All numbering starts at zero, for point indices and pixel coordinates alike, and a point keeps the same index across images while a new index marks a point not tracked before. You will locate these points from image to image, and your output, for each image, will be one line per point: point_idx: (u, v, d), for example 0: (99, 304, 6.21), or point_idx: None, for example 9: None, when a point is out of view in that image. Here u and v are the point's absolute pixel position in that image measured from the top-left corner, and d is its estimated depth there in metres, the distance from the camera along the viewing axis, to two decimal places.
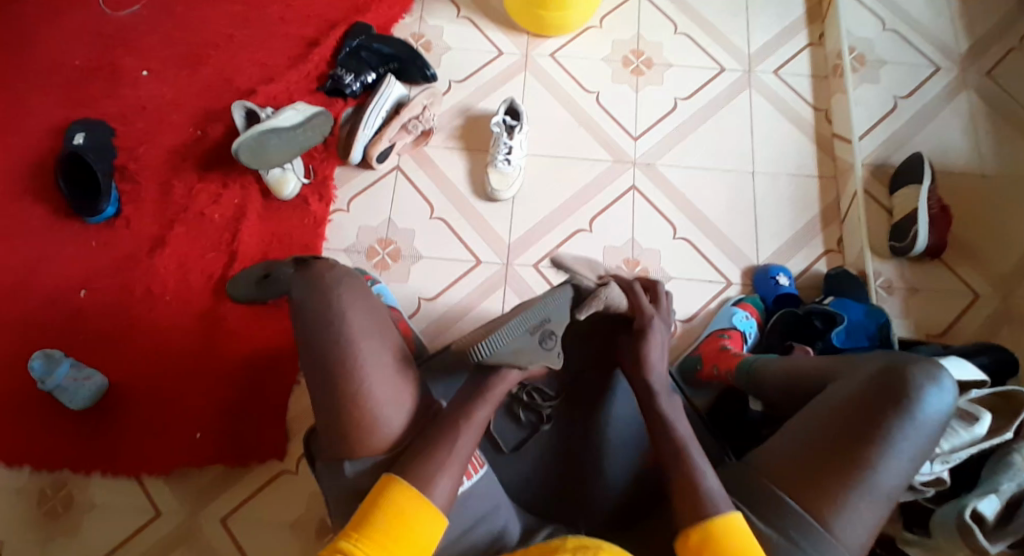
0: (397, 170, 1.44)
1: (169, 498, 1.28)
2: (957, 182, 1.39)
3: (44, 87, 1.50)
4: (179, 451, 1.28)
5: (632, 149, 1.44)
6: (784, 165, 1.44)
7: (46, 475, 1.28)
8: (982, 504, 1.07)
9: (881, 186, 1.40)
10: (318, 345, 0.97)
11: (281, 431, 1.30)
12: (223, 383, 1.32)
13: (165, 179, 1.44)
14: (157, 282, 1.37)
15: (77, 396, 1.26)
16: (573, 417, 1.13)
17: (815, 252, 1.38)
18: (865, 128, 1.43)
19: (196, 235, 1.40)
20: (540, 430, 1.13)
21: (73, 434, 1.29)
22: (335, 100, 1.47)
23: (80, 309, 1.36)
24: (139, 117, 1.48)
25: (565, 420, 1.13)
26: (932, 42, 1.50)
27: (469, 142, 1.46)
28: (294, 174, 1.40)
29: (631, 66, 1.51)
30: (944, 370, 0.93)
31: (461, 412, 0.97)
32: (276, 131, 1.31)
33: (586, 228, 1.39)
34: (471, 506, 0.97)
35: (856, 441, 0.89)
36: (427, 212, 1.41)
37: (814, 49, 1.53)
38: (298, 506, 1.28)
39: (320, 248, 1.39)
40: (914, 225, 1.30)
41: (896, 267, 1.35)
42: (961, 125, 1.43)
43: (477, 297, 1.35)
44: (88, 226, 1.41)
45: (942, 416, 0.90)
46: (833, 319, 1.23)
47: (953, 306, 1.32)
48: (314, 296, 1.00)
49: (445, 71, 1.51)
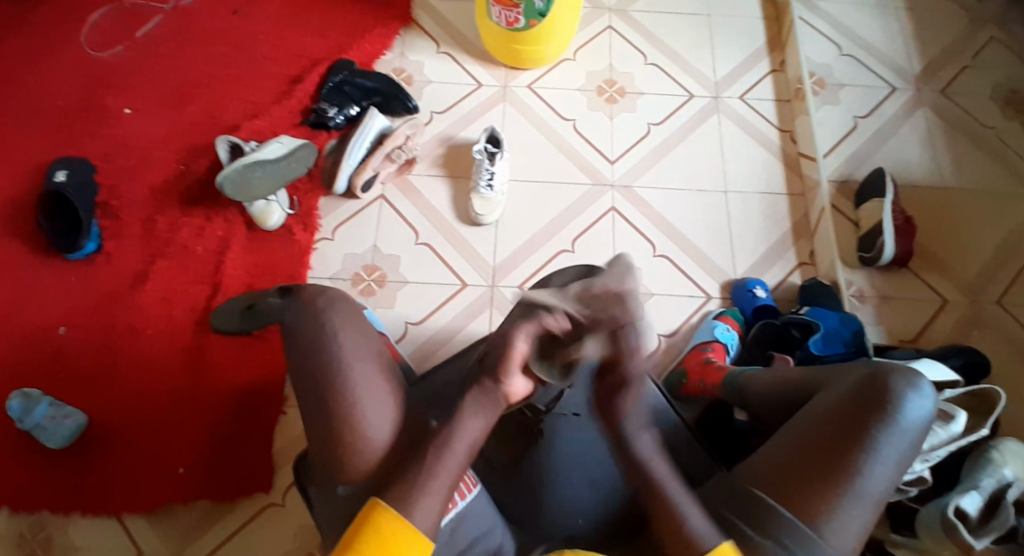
0: (381, 199, 1.46)
1: (156, 539, 1.24)
2: (918, 195, 1.46)
3: (23, 127, 1.50)
4: (165, 486, 1.26)
5: (609, 172, 1.49)
6: (755, 185, 1.50)
7: (24, 518, 1.24)
8: (965, 501, 1.11)
9: (847, 202, 1.46)
10: (310, 372, 0.95)
11: (269, 464, 1.28)
12: (210, 415, 1.30)
13: (147, 215, 1.44)
14: (140, 316, 1.36)
15: (55, 435, 1.24)
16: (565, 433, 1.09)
17: (790, 266, 1.43)
18: (830, 146, 1.51)
19: (180, 268, 1.40)
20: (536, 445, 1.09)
21: (55, 476, 1.26)
22: (319, 133, 1.50)
23: (60, 346, 1.34)
24: (122, 153, 1.48)
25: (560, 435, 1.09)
26: (887, 65, 1.60)
27: (452, 169, 1.49)
28: (278, 206, 1.41)
29: (605, 95, 1.57)
30: (923, 377, 0.97)
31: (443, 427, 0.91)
32: (261, 164, 1.33)
33: (568, 248, 1.42)
34: (467, 526, 0.95)
35: (842, 447, 0.90)
36: (412, 238, 1.43)
37: (776, 75, 1.61)
38: (288, 541, 1.25)
39: (305, 277, 1.40)
40: (880, 235, 1.36)
41: (867, 276, 1.40)
42: (919, 142, 1.51)
43: (464, 319, 1.37)
44: (69, 262, 1.40)
45: (922, 422, 0.93)
46: (810, 328, 1.27)
47: (923, 312, 1.37)
48: (306, 321, 0.98)
49: (425, 102, 1.55)
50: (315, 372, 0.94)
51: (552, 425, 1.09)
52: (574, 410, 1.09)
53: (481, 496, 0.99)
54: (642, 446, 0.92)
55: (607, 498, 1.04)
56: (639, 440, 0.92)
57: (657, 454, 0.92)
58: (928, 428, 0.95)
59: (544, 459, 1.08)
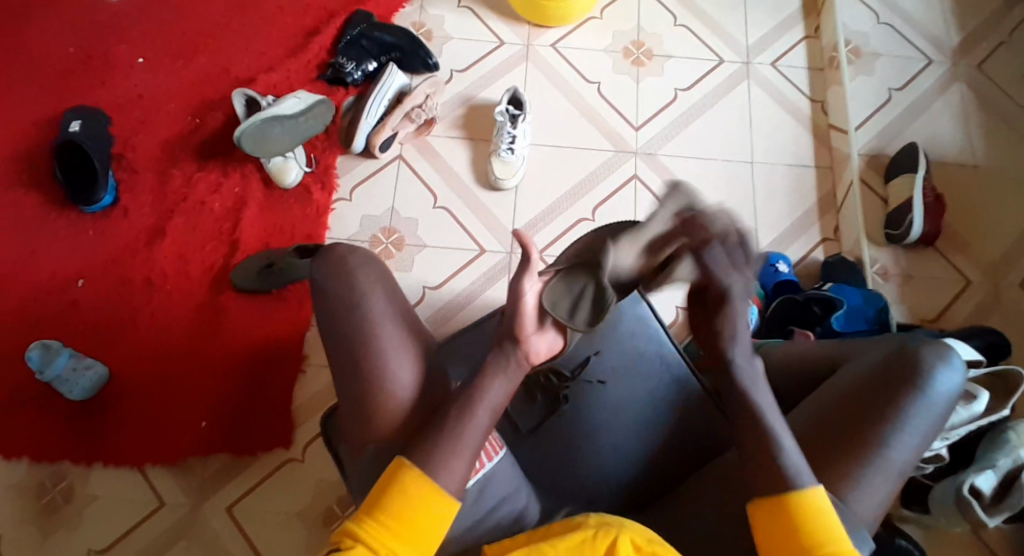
0: (399, 159, 1.44)
1: (174, 490, 1.27)
2: (949, 173, 1.42)
3: (36, 75, 1.47)
4: (185, 439, 1.28)
5: (633, 139, 1.45)
6: (782, 156, 1.46)
7: (46, 466, 1.27)
8: (980, 479, 1.14)
9: (877, 177, 1.43)
10: (337, 333, 0.95)
11: (288, 419, 1.30)
12: (230, 370, 1.31)
13: (163, 169, 1.42)
14: (156, 272, 1.36)
15: (76, 387, 1.25)
16: (588, 399, 1.09)
17: (813, 241, 1.41)
18: (861, 119, 1.46)
19: (196, 225, 1.39)
20: (558, 409, 1.09)
21: (76, 427, 1.28)
22: (336, 89, 1.46)
23: (77, 299, 1.34)
24: (136, 106, 1.46)
25: (585, 401, 1.08)
26: (925, 36, 1.54)
27: (472, 131, 1.46)
28: (296, 162, 1.39)
29: (631, 57, 1.52)
30: (954, 350, 0.94)
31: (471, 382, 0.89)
32: (279, 119, 1.31)
33: (589, 216, 1.40)
34: (492, 488, 0.95)
35: (866, 419, 0.90)
36: (431, 201, 1.41)
37: (810, 41, 1.55)
38: (306, 495, 1.27)
39: (322, 237, 1.38)
40: (908, 214, 1.34)
41: (891, 255, 1.38)
42: (953, 117, 1.46)
43: (481, 285, 1.36)
44: (85, 216, 1.39)
45: (951, 395, 0.91)
46: (831, 304, 1.25)
47: (946, 293, 1.35)
48: (335, 279, 0.97)
49: (446, 60, 1.51)
50: (340, 335, 0.94)
51: (574, 393, 1.09)
52: (599, 378, 1.10)
53: (506, 460, 0.98)
54: (746, 370, 0.89)
55: (625, 465, 1.05)
56: (746, 364, 0.89)
57: (761, 377, 0.89)
58: (958, 402, 0.93)
59: (568, 428, 1.08)
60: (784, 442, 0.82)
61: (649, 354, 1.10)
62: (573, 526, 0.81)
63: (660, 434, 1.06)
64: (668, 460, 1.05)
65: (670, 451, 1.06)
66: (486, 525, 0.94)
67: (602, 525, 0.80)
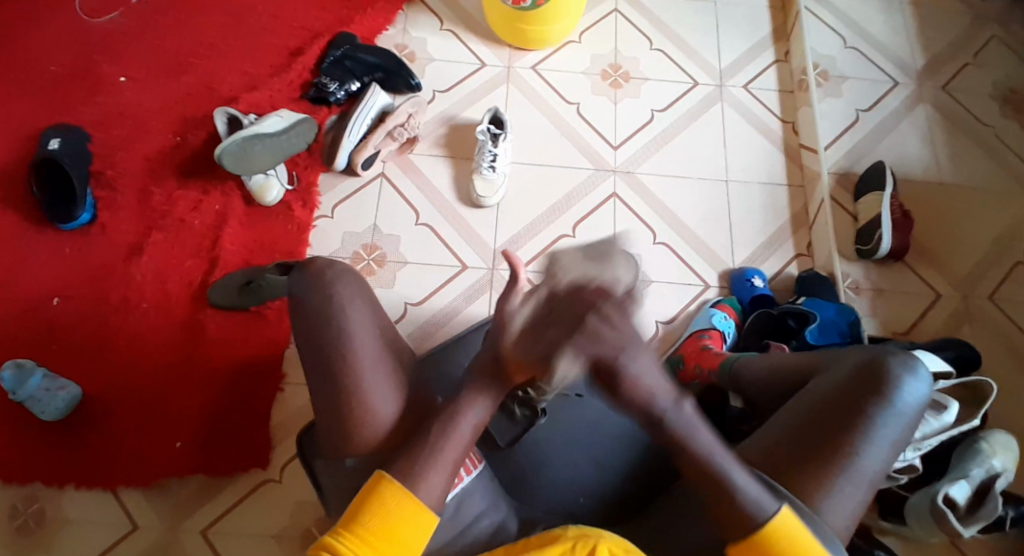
0: (381, 177, 1.45)
1: (151, 510, 1.24)
2: (917, 191, 1.47)
3: (15, 93, 1.46)
4: (160, 460, 1.25)
5: (612, 158, 1.49)
6: (756, 174, 1.50)
7: (17, 489, 1.24)
8: (954, 489, 1.15)
9: (846, 195, 1.48)
10: (315, 346, 0.94)
11: (267, 438, 1.28)
12: (207, 390, 1.30)
13: (143, 186, 1.41)
14: (135, 289, 1.35)
15: (50, 407, 1.23)
16: (565, 413, 1.10)
17: (787, 256, 1.44)
18: (831, 138, 1.51)
19: (176, 242, 1.38)
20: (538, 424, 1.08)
21: (48, 447, 1.25)
22: (319, 108, 1.48)
23: (53, 317, 1.32)
24: (117, 123, 1.45)
25: (562, 414, 1.10)
26: (891, 59, 1.60)
27: (454, 150, 1.48)
28: (277, 180, 1.40)
29: (609, 79, 1.56)
30: (919, 361, 0.98)
31: (456, 392, 0.91)
32: (261, 137, 1.31)
33: (569, 233, 1.42)
34: (469, 503, 0.95)
35: (839, 429, 0.92)
36: (413, 219, 1.42)
37: (781, 65, 1.61)
38: (284, 516, 1.25)
39: (304, 254, 1.38)
40: (879, 229, 1.38)
41: (863, 269, 1.42)
42: (920, 137, 1.52)
43: (463, 301, 1.37)
44: (62, 233, 1.37)
45: (917, 406, 0.94)
46: (806, 318, 1.28)
47: (915, 306, 1.39)
48: (314, 294, 0.97)
49: (428, 81, 1.53)
50: (317, 352, 0.93)
51: (553, 407, 1.10)
52: (578, 392, 1.10)
53: (483, 475, 1.00)
54: (681, 418, 0.81)
55: (604, 477, 1.06)
56: (676, 411, 0.80)
57: (699, 420, 0.82)
58: (923, 413, 0.96)
59: (547, 439, 1.09)
60: (736, 479, 0.81)
61: None
62: (552, 538, 0.82)
63: (637, 447, 1.08)
64: (649, 469, 1.06)
65: (651, 459, 1.07)
66: (468, 536, 0.93)
67: (581, 538, 0.81)
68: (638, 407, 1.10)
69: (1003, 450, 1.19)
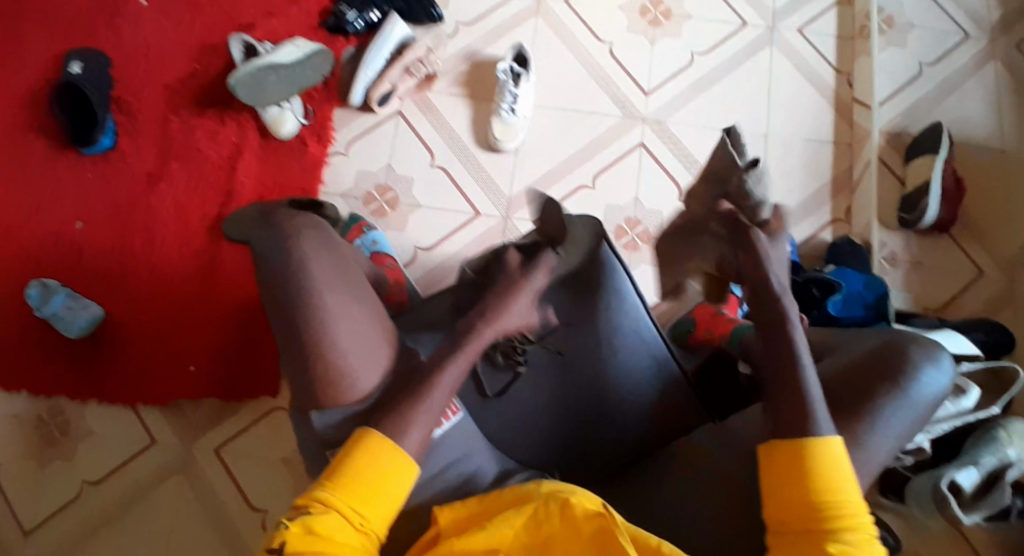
0: (398, 115, 1.40)
1: (166, 430, 1.31)
2: (977, 158, 1.34)
3: (39, 13, 1.45)
4: (174, 384, 1.31)
5: (643, 105, 1.39)
6: (800, 130, 1.38)
7: (43, 401, 1.31)
8: (961, 475, 1.08)
9: (896, 155, 1.36)
10: (278, 300, 0.87)
11: (275, 371, 1.32)
12: (219, 321, 1.33)
13: (161, 114, 1.41)
14: (152, 218, 1.37)
15: (73, 325, 1.27)
16: (554, 372, 1.04)
17: (823, 221, 1.34)
18: (888, 93, 1.38)
19: (192, 173, 1.38)
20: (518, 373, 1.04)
21: (72, 363, 1.32)
22: (336, 39, 1.42)
23: (76, 241, 1.35)
24: (136, 48, 1.44)
25: (550, 371, 1.04)
26: (964, 9, 1.43)
27: (475, 90, 1.41)
28: (292, 113, 1.36)
29: (648, 17, 1.44)
30: (944, 351, 0.91)
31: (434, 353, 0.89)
32: (274, 68, 1.29)
33: (588, 185, 1.35)
34: (444, 448, 0.92)
35: (846, 413, 0.85)
36: (428, 160, 1.38)
37: (842, 8, 1.45)
38: (290, 444, 1.30)
39: (317, 192, 1.36)
40: (924, 199, 1.26)
41: (903, 240, 1.32)
42: (986, 99, 1.37)
43: (472, 250, 1.33)
44: (85, 158, 1.39)
45: (934, 397, 0.87)
46: (831, 287, 1.20)
47: (954, 283, 1.29)
48: (273, 243, 0.89)
49: (451, 12, 1.45)
50: (282, 305, 0.86)
51: (534, 357, 1.05)
52: (559, 349, 1.04)
53: (464, 421, 0.96)
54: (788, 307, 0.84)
55: (598, 442, 1.00)
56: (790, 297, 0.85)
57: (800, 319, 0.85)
58: (938, 406, 0.89)
59: (532, 396, 1.04)
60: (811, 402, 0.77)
61: (627, 331, 1.05)
62: (517, 495, 0.79)
63: (635, 415, 1.02)
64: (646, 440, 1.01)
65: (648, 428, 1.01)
66: (440, 481, 0.90)
67: (553, 495, 0.78)
68: (657, 370, 1.04)
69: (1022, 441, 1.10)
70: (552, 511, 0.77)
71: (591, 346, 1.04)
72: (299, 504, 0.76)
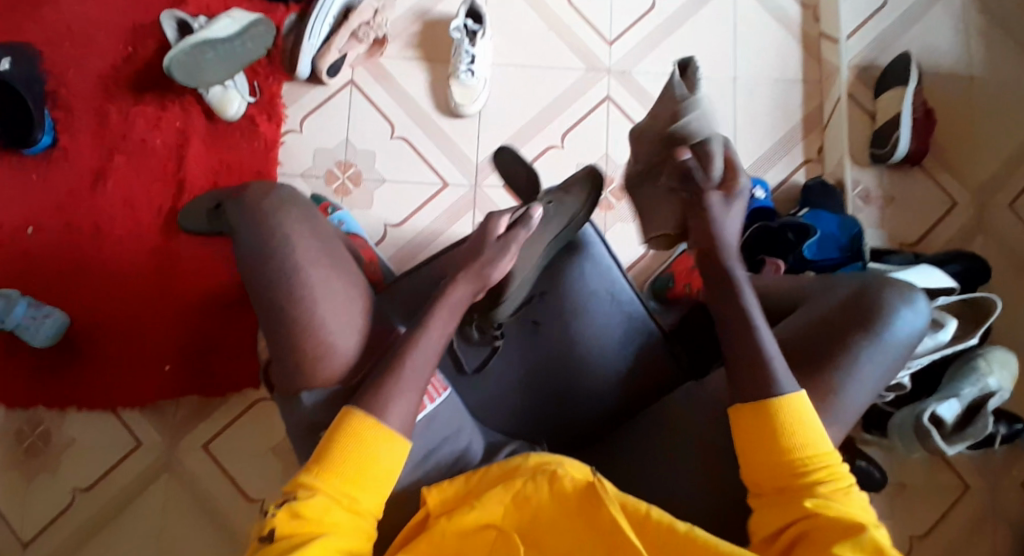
0: (351, 85, 1.33)
1: (150, 430, 1.27)
2: (945, 86, 1.33)
3: None
4: (149, 386, 1.27)
5: (606, 56, 1.34)
6: (767, 70, 1.35)
7: (20, 414, 1.27)
8: (941, 408, 1.09)
9: (866, 90, 1.34)
10: (258, 285, 0.83)
11: (253, 362, 1.28)
12: (188, 317, 1.28)
13: (98, 105, 1.32)
14: (103, 216, 1.29)
15: (38, 335, 1.21)
16: (526, 343, 0.98)
17: (795, 163, 1.32)
18: (855, 25, 1.35)
19: (139, 164, 1.31)
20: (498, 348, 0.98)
21: (44, 373, 1.27)
22: (275, 5, 1.34)
23: (26, 248, 1.28)
24: (64, 36, 1.34)
25: (521, 341, 0.98)
26: None
27: (429, 51, 1.34)
28: (237, 92, 1.28)
29: None
30: (916, 289, 0.86)
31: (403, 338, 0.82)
32: (212, 44, 1.19)
33: (558, 144, 1.31)
34: (433, 427, 0.86)
35: (821, 364, 0.81)
36: (387, 132, 1.32)
37: None
38: (276, 434, 1.27)
39: (274, 174, 1.30)
40: (896, 131, 1.25)
41: (875, 175, 1.31)
42: (953, 23, 1.35)
43: (444, 222, 1.29)
44: (25, 160, 1.31)
45: (911, 337, 0.82)
46: (807, 231, 1.15)
47: (928, 215, 1.29)
48: (248, 223, 0.84)
49: None
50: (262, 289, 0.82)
51: (511, 331, 0.99)
52: (533, 319, 0.99)
53: (451, 400, 0.90)
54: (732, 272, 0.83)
55: (575, 406, 0.96)
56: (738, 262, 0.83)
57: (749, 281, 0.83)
58: (916, 346, 0.85)
59: (507, 371, 0.98)
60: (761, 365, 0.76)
61: (599, 295, 0.99)
62: (508, 471, 0.76)
63: (609, 376, 0.96)
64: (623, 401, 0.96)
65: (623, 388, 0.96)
66: (428, 464, 0.85)
67: (541, 468, 0.75)
68: (633, 333, 0.98)
69: (1000, 368, 1.11)
70: (552, 490, 0.74)
71: (562, 314, 0.98)
72: (285, 491, 0.72)
